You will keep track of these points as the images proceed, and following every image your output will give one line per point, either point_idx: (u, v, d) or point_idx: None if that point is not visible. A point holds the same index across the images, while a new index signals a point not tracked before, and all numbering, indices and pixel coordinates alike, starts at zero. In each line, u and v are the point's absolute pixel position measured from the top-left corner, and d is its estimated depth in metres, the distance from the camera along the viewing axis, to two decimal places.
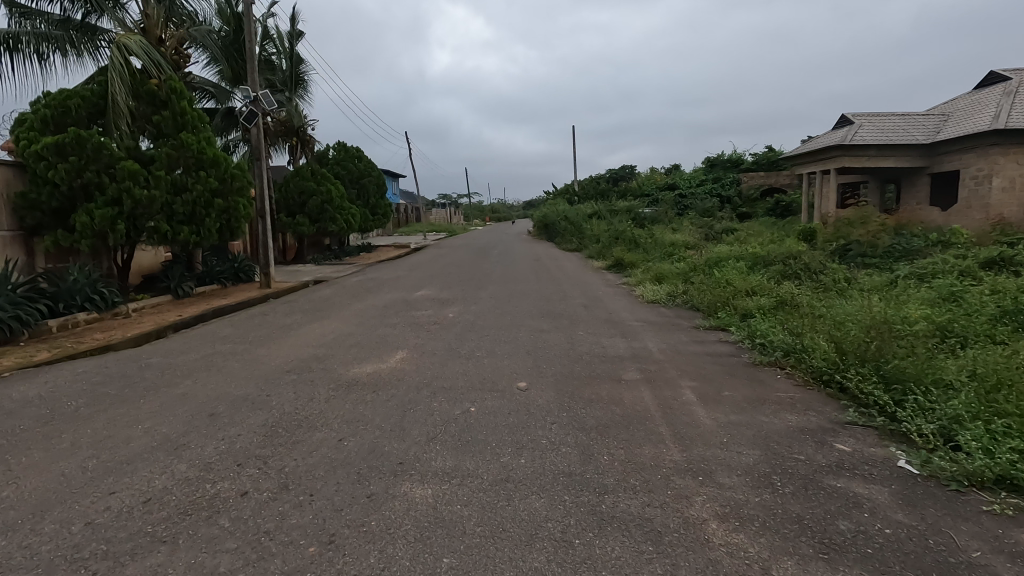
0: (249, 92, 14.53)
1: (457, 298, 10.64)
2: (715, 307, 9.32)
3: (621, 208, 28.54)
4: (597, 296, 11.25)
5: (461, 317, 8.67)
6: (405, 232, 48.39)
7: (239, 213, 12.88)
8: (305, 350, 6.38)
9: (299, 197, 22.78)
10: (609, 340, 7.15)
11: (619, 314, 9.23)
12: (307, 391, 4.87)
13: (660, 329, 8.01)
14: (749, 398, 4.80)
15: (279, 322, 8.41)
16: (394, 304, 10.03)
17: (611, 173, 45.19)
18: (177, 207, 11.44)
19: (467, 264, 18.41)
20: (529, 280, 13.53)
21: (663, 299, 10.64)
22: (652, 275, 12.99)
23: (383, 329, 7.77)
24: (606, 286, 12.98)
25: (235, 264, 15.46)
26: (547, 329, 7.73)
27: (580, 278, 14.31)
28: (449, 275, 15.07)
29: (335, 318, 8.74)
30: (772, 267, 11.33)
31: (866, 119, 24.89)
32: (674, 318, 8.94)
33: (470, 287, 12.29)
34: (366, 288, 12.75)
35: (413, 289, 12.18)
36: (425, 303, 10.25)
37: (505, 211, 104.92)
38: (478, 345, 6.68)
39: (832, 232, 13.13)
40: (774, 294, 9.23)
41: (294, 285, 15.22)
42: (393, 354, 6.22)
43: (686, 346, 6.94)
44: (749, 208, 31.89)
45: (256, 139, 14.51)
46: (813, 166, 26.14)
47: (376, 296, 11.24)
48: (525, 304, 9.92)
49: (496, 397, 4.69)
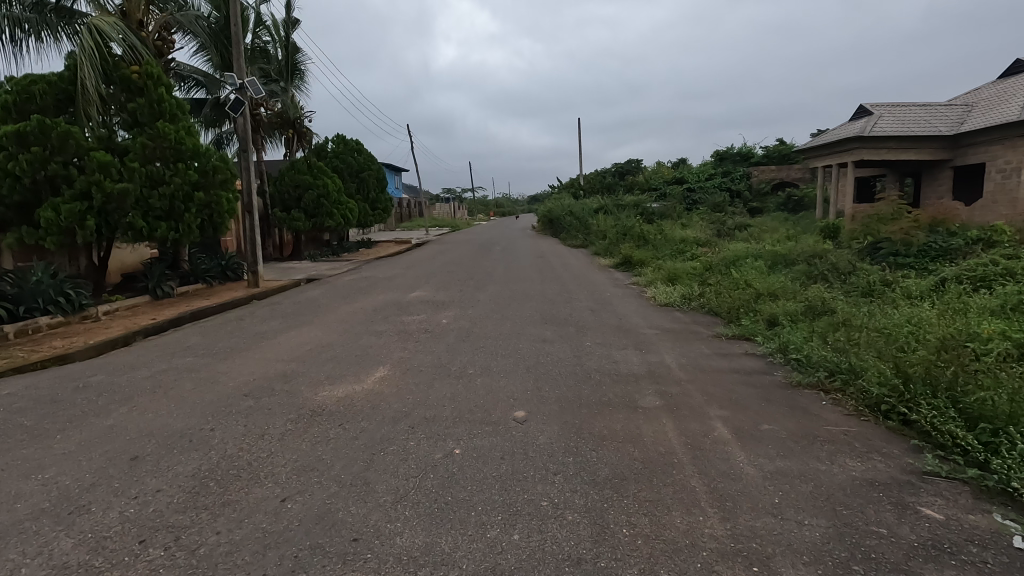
0: (236, 79, 13.67)
1: (453, 301, 9.81)
2: (737, 313, 8.45)
3: (629, 202, 27.62)
4: (606, 298, 10.39)
5: (456, 323, 7.84)
6: (407, 227, 47.61)
7: (222, 208, 11.97)
8: (273, 367, 5.56)
9: (294, 191, 21.94)
10: (621, 353, 6.29)
11: (631, 320, 8.35)
12: (261, 423, 4.04)
13: (678, 339, 7.13)
14: (796, 435, 3.93)
15: (254, 329, 7.60)
16: (385, 307, 9.20)
17: (618, 167, 44.19)
18: (153, 201, 10.64)
19: (467, 262, 17.56)
20: (532, 280, 12.67)
21: (677, 301, 9.79)
22: (663, 274, 12.11)
23: (368, 337, 6.95)
24: (614, 286, 12.12)
25: (222, 262, 14.65)
26: (552, 339, 6.88)
27: (587, 277, 13.45)
28: (448, 273, 14.23)
29: (318, 324, 7.92)
30: (796, 267, 10.41)
31: (885, 110, 23.82)
32: (691, 325, 8.06)
33: (468, 288, 11.46)
34: (358, 288, 11.94)
35: (408, 290, 11.36)
36: (419, 306, 9.42)
37: (509, 205, 103.99)
38: (471, 359, 5.85)
39: (857, 228, 12.20)
40: (802, 299, 8.36)
41: (284, 284, 14.43)
42: (374, 372, 5.38)
43: (709, 360, 6.08)
44: (760, 202, 30.90)
45: (243, 129, 13.70)
46: (829, 159, 25.13)
47: (367, 298, 10.42)
48: (527, 308, 9.09)
49: (488, 434, 3.86)
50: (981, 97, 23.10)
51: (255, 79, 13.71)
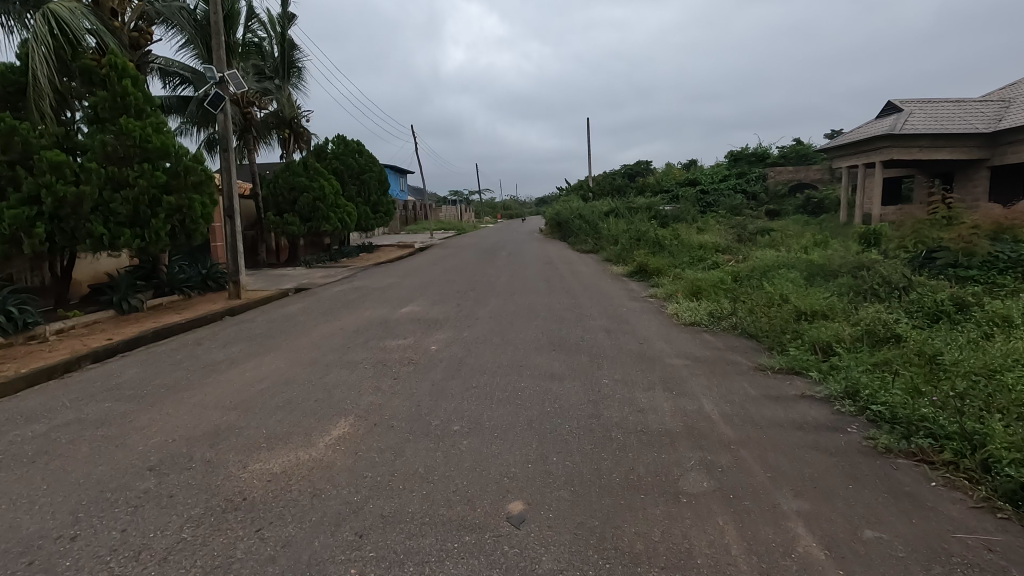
0: (217, 72, 12.54)
1: (449, 320, 8.61)
2: (778, 338, 7.19)
3: (641, 204, 26.31)
4: (623, 316, 9.11)
5: (447, 350, 6.63)
6: (411, 230, 46.47)
7: (196, 213, 10.74)
8: (206, 419, 4.37)
9: (289, 194, 20.88)
10: (648, 396, 5.03)
11: (654, 345, 7.09)
12: (148, 526, 2.85)
13: (716, 374, 5.86)
14: (919, 553, 2.69)
15: (206, 358, 6.42)
16: (369, 328, 8.01)
17: (627, 169, 42.83)
18: (115, 206, 9.54)
19: (469, 269, 16.37)
20: (539, 292, 11.42)
21: (704, 320, 8.52)
22: (684, 286, 10.84)
23: (340, 371, 5.76)
24: (630, 299, 10.87)
25: (203, 271, 13.54)
26: (563, 374, 5.65)
27: (598, 288, 12.22)
28: (448, 283, 13.06)
29: (286, 350, 6.73)
30: (838, 280, 9.14)
31: (916, 106, 22.36)
32: (726, 352, 6.79)
33: (467, 302, 10.28)
34: (346, 302, 10.79)
35: (399, 304, 10.19)
36: (409, 326, 8.24)
37: (517, 208, 102.92)
38: (459, 407, 4.62)
39: (903, 234, 10.89)
40: (857, 321, 7.10)
41: (270, 295, 13.32)
42: (330, 429, 4.18)
43: (758, 407, 4.83)
44: (778, 205, 29.48)
45: (223, 126, 12.55)
46: (853, 159, 23.72)
47: (352, 314, 9.24)
48: (533, 329, 7.85)
49: (469, 552, 2.66)
50: (1019, 92, 21.67)
51: (237, 72, 12.58)
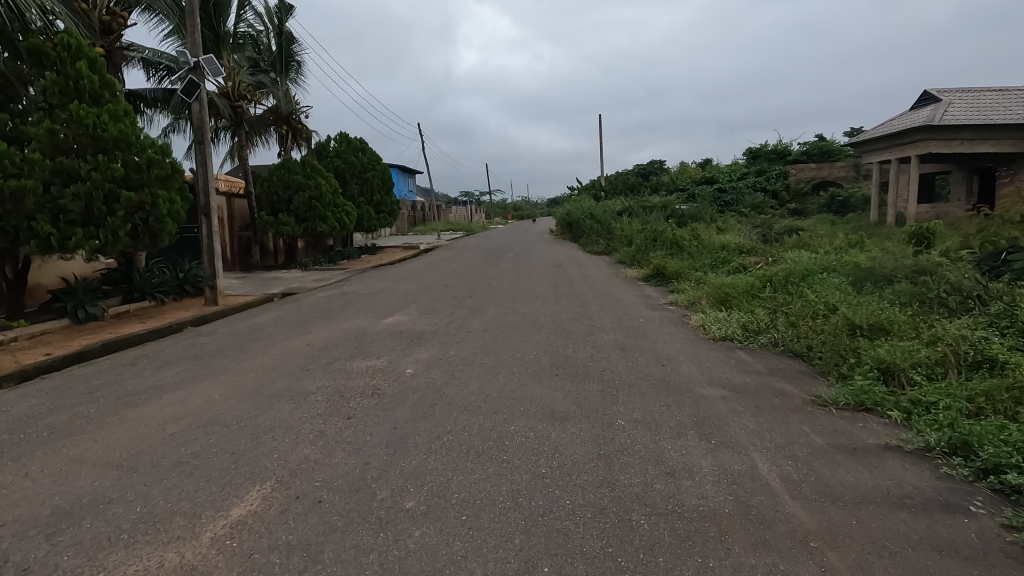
0: (192, 57, 11.39)
1: (437, 333, 7.38)
2: (834, 359, 5.86)
3: (656, 203, 24.90)
4: (641, 329, 7.80)
5: (426, 376, 5.39)
6: (417, 232, 45.39)
7: (160, 211, 9.62)
8: (69, 487, 3.16)
9: (284, 193, 19.86)
10: (679, 449, 3.75)
11: (681, 369, 5.78)
12: None
13: (766, 412, 4.55)
14: None
15: (129, 384, 5.24)
16: (343, 343, 6.82)
17: (640, 167, 41.37)
18: (64, 203, 8.46)
19: (470, 273, 15.15)
20: (544, 299, 10.15)
21: (738, 334, 7.19)
22: (709, 292, 9.55)
23: (284, 406, 4.56)
24: (647, 308, 9.59)
25: (180, 274, 12.45)
26: (569, 413, 4.38)
27: (611, 294, 10.95)
28: (445, 288, 11.87)
29: (232, 374, 5.53)
30: (894, 288, 7.77)
31: (955, 96, 20.77)
32: (770, 379, 5.50)
33: (461, 311, 9.06)
34: (327, 309, 9.62)
35: (384, 313, 8.99)
36: (391, 340, 7.03)
37: (528, 209, 101.57)
38: (422, 467, 3.40)
39: (963, 233, 9.50)
40: (933, 340, 5.77)
41: (251, 300, 12.20)
42: (230, 507, 2.95)
43: (832, 467, 3.54)
44: (800, 203, 27.97)
45: (198, 116, 11.43)
46: (885, 153, 22.14)
47: (328, 326, 8.05)
48: (535, 347, 6.59)
49: None
50: None
51: (214, 58, 11.38)
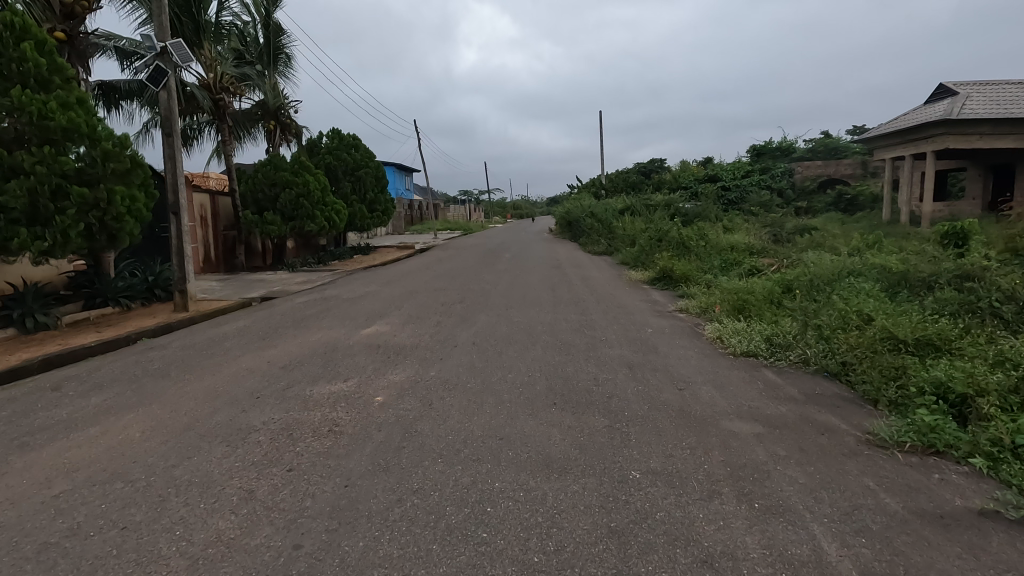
0: (158, 42, 10.46)
1: (419, 348, 6.48)
2: (882, 381, 4.97)
3: (659, 202, 24.01)
4: (650, 342, 6.91)
5: (398, 406, 4.51)
6: (413, 231, 44.41)
7: (117, 208, 8.72)
8: None
9: (269, 190, 18.99)
10: (713, 520, 2.86)
11: (703, 395, 4.90)
12: None
13: (816, 457, 3.66)
14: None
15: (39, 417, 4.35)
16: (310, 360, 5.94)
17: (641, 165, 40.41)
18: (3, 199, 7.55)
19: (464, 275, 14.24)
20: (542, 306, 9.25)
21: (762, 349, 6.30)
22: (724, 298, 8.66)
23: (214, 450, 3.67)
24: (655, 315, 8.72)
25: (149, 277, 11.55)
26: (569, 462, 3.48)
27: (614, 299, 10.07)
28: (435, 293, 10.98)
29: (167, 403, 4.65)
30: (936, 295, 6.89)
31: (972, 89, 19.87)
32: (809, 409, 4.60)
33: (449, 320, 8.18)
34: (302, 317, 8.73)
35: (364, 322, 8.12)
36: (366, 356, 6.15)
37: (527, 207, 100.62)
38: (369, 556, 2.52)
39: (1005, 232, 8.59)
40: (1000, 360, 4.88)
41: (225, 305, 11.29)
42: None
43: (919, 548, 2.66)
44: (806, 202, 27.08)
45: (165, 105, 10.53)
46: (898, 149, 21.26)
47: (298, 338, 7.18)
48: (531, 365, 5.70)
49: None
50: None
51: (183, 43, 10.44)
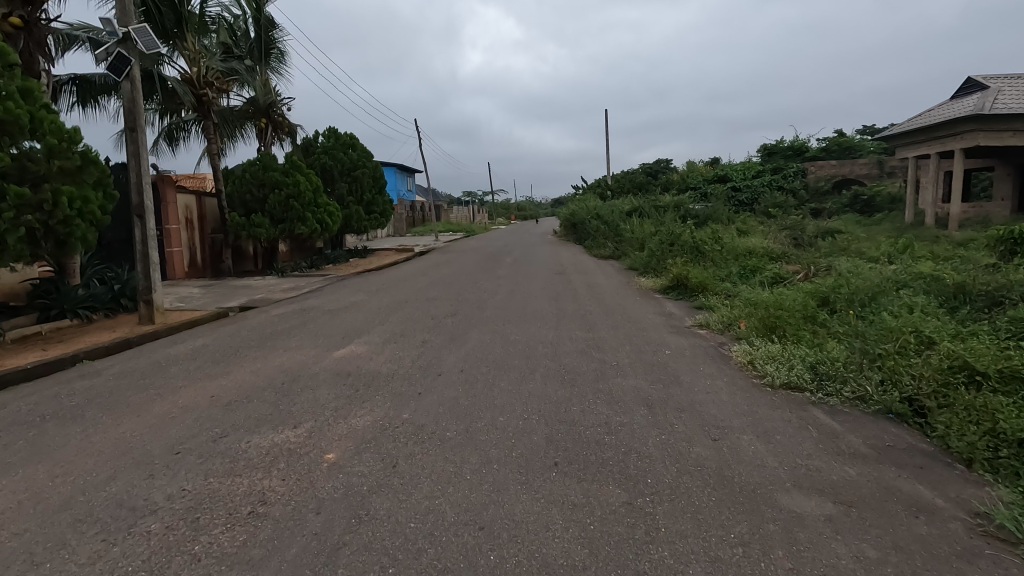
0: (120, 27, 9.47)
1: (396, 377, 5.45)
2: (974, 429, 3.91)
3: (668, 203, 22.90)
4: (670, 369, 5.85)
5: (354, 468, 3.49)
6: (414, 233, 43.40)
7: (63, 210, 7.78)
8: None
9: (258, 191, 18.03)
10: None
11: (748, 450, 3.84)
12: None
13: (924, 566, 2.60)
14: None
15: None
16: (264, 395, 4.92)
17: (646, 166, 39.22)
18: None
19: (460, 281, 13.22)
20: (544, 321, 8.20)
21: (807, 380, 5.25)
22: (752, 313, 7.61)
23: (82, 549, 2.64)
24: (671, 332, 7.66)
25: (114, 286, 10.59)
26: None
27: (624, 312, 9.03)
28: (426, 303, 9.95)
29: (60, 461, 3.64)
30: (1009, 313, 5.84)
31: (1003, 83, 18.69)
32: (887, 473, 3.55)
33: (436, 339, 7.15)
34: (271, 333, 7.72)
35: (340, 341, 7.11)
36: (332, 389, 5.13)
37: (530, 208, 99.47)
38: None
39: None
40: None
41: (197, 316, 10.30)
42: None
43: None
44: (820, 203, 25.91)
45: (129, 98, 9.57)
46: (921, 148, 20.11)
47: (259, 361, 6.18)
48: (530, 403, 4.65)
49: None
50: None
51: (148, 28, 9.46)
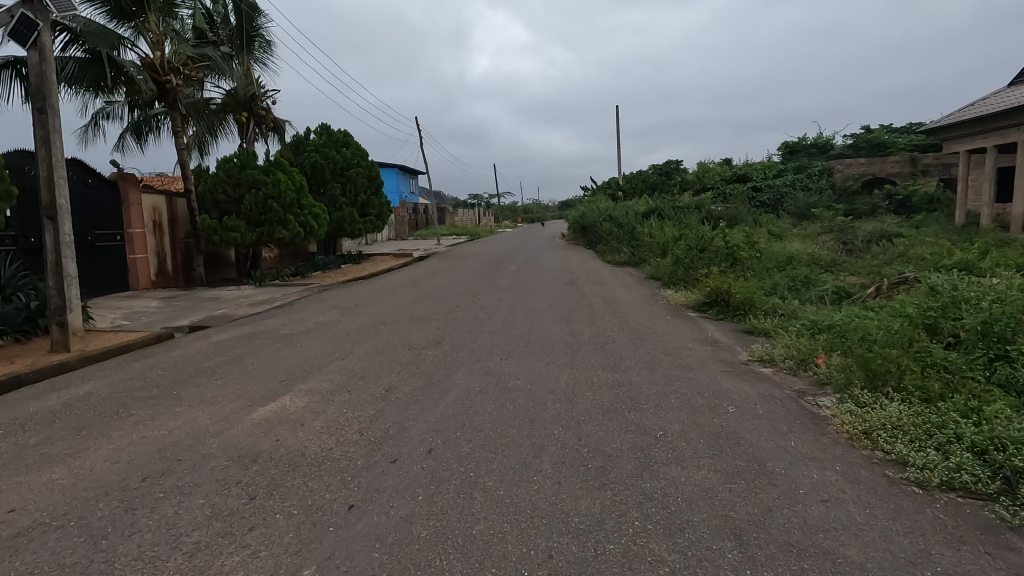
0: None
1: (325, 465, 3.49)
2: None
3: (689, 203, 20.78)
4: (749, 448, 3.84)
5: None
6: (415, 236, 41.54)
7: None
8: None
9: (233, 190, 16.18)
10: None
11: None
12: None
13: None
14: None
15: None
16: (92, 512, 2.97)
17: (656, 167, 37.14)
18: None
19: (454, 295, 11.24)
20: (554, 355, 6.21)
21: (985, 479, 3.24)
22: (841, 349, 5.58)
23: None
24: (728, 374, 5.64)
25: (32, 304, 8.74)
26: None
27: (658, 339, 7.02)
28: (406, 327, 7.99)
29: None
30: None
31: None
32: None
33: (405, 386, 5.17)
34: (190, 374, 5.80)
35: (275, 389, 5.16)
36: (216, 493, 3.18)
37: (538, 211, 97.46)
38: None
39: None
40: None
41: (128, 340, 8.41)
42: None
43: None
44: (851, 203, 23.69)
45: (35, 72, 7.69)
46: (973, 141, 17.93)
47: (138, 428, 4.22)
48: (533, 543, 2.66)
49: None
50: None
51: None
